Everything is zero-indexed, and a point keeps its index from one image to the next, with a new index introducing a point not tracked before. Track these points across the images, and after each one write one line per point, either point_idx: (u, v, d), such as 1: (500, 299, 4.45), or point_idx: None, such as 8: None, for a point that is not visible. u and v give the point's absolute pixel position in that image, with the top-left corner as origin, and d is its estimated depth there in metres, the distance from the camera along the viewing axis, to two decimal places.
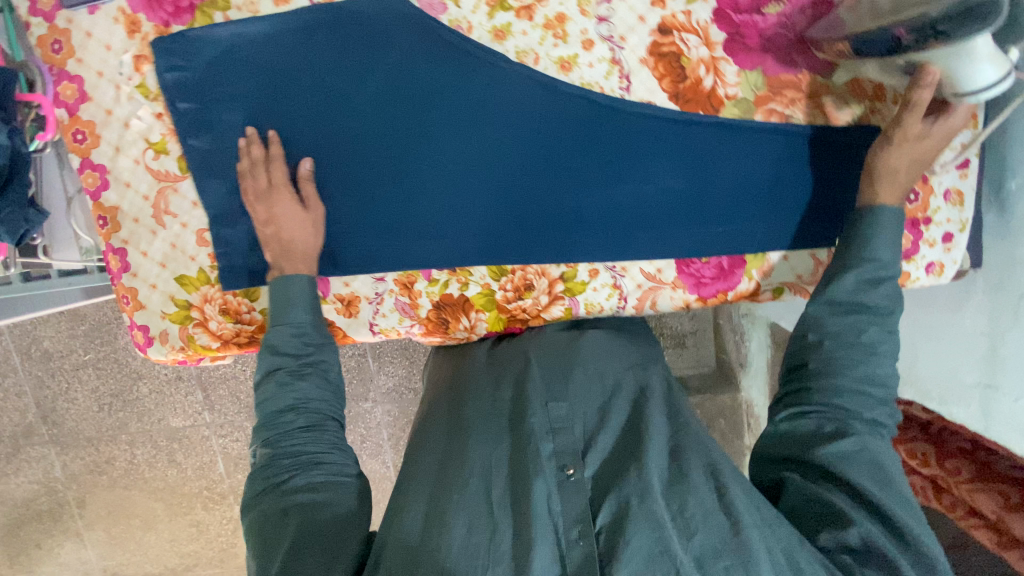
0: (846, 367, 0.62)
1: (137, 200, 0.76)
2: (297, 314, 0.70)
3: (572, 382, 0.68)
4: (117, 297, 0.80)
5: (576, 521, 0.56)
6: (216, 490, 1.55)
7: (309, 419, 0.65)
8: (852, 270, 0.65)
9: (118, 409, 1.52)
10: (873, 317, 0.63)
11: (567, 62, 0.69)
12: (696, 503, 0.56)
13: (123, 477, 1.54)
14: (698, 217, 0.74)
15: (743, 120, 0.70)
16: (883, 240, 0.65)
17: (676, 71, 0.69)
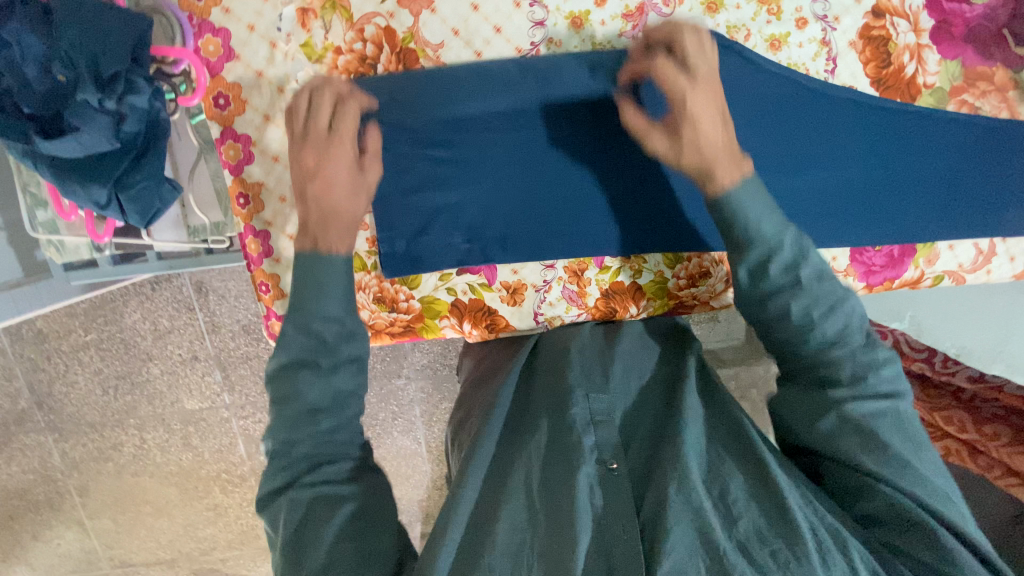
0: (812, 355, 0.58)
1: (286, 176, 0.67)
2: (333, 305, 0.56)
3: (612, 375, 0.66)
4: (253, 284, 0.72)
5: (619, 513, 0.53)
6: (234, 474, 1.38)
7: (325, 396, 0.55)
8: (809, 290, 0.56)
9: (126, 392, 1.34)
10: (837, 307, 0.56)
11: (777, 40, 0.67)
12: (738, 490, 0.55)
13: (132, 463, 1.37)
14: (882, 210, 0.73)
15: (938, 109, 0.70)
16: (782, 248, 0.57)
17: (882, 56, 0.68)
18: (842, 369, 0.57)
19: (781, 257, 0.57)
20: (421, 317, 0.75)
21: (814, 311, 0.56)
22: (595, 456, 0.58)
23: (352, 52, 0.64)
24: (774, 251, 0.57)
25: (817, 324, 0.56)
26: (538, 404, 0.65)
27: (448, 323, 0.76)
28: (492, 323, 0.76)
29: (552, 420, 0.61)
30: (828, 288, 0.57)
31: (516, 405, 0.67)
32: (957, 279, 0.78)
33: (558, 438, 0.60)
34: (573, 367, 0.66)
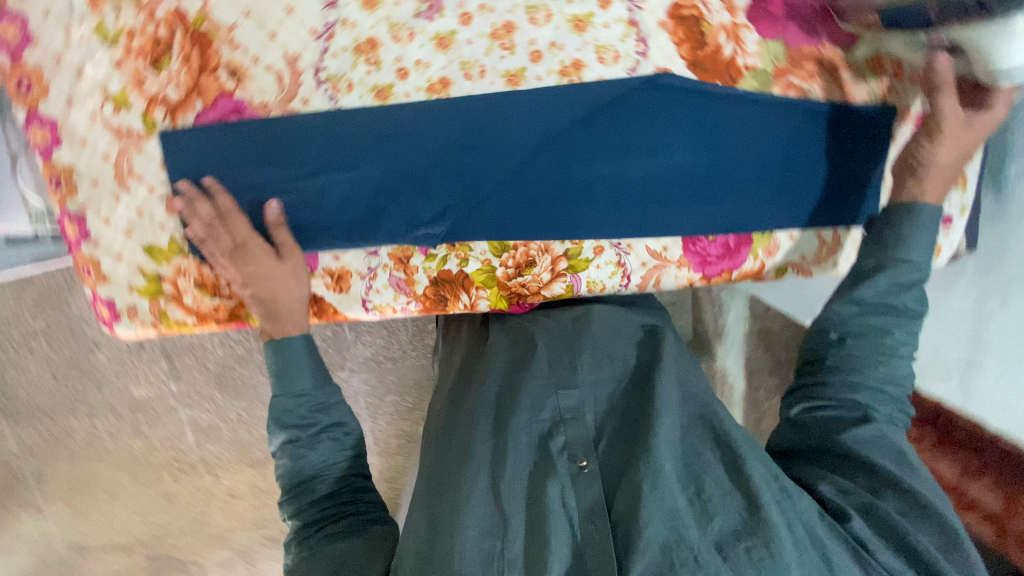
0: (864, 334, 0.63)
1: (96, 159, 0.68)
2: (303, 381, 0.69)
3: (581, 366, 0.66)
4: (77, 268, 0.73)
5: (589, 511, 0.57)
6: (185, 461, 1.41)
7: (332, 484, 0.68)
8: (887, 271, 0.63)
9: (75, 379, 1.34)
10: (897, 273, 0.63)
11: (581, 21, 0.64)
12: (712, 487, 0.57)
13: (85, 448, 1.40)
14: (708, 192, 0.71)
15: (759, 93, 0.67)
16: (920, 237, 0.63)
17: (696, 37, 0.66)
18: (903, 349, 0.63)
19: (881, 280, 0.63)
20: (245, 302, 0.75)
21: (889, 335, 0.63)
22: (567, 456, 0.61)
23: (145, 35, 0.64)
24: (902, 270, 0.63)
25: (890, 329, 0.63)
26: (505, 398, 0.65)
27: None
28: (319, 310, 0.76)
29: (525, 419, 0.62)
30: (913, 295, 0.63)
31: (488, 393, 0.67)
32: (801, 271, 0.76)
33: (533, 438, 0.62)
34: (539, 366, 0.66)
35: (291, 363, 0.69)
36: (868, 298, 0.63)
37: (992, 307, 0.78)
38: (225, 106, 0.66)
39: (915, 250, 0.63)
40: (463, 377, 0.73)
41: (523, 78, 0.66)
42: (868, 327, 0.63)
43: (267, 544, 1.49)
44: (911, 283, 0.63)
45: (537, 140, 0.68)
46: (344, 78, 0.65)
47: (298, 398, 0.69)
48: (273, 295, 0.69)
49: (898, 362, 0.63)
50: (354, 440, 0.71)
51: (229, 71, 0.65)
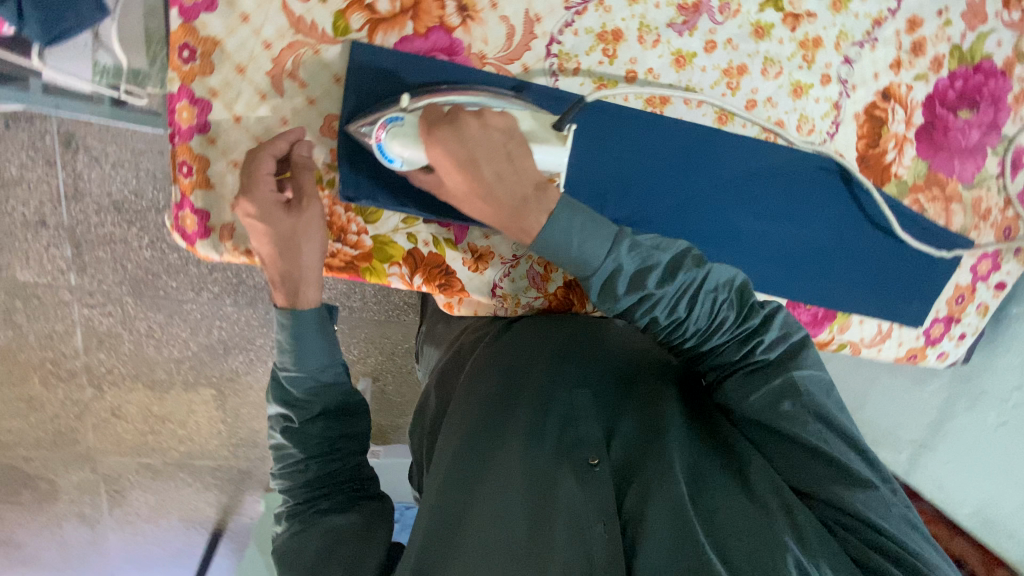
0: (698, 326, 0.54)
1: (252, 43, 0.55)
2: (313, 358, 0.59)
3: (597, 370, 0.61)
4: (173, 161, 0.58)
5: (602, 513, 0.48)
6: (63, 366, 1.18)
7: (324, 464, 0.60)
8: (607, 280, 0.52)
9: None
10: (626, 263, 0.52)
11: (801, 87, 0.67)
12: (716, 491, 0.49)
13: None
14: (824, 270, 0.79)
15: (896, 199, 0.76)
16: (587, 236, 0.50)
17: (874, 136, 0.72)
18: (661, 307, 0.53)
19: (621, 275, 0.52)
20: (366, 257, 0.66)
21: (681, 310, 0.53)
22: (576, 452, 0.53)
23: None
24: (614, 275, 0.52)
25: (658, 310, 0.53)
26: (515, 389, 0.59)
27: (397, 273, 0.67)
28: (445, 284, 0.69)
29: (530, 412, 0.56)
30: (678, 278, 0.52)
31: (510, 385, 0.60)
32: (855, 350, 0.88)
33: (539, 433, 0.54)
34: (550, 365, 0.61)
35: (302, 340, 0.58)
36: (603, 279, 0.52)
37: (958, 407, 0.97)
38: (437, 39, 0.57)
39: (586, 242, 0.50)
40: (480, 368, 0.64)
41: (730, 121, 0.68)
42: (653, 318, 0.53)
43: (142, 473, 1.31)
44: (649, 261, 0.52)
45: (726, 181, 0.71)
46: (574, 58, 0.61)
47: (299, 378, 0.59)
48: (295, 248, 0.57)
49: (691, 312, 0.53)
50: (355, 423, 0.62)
51: (459, 4, 0.56)
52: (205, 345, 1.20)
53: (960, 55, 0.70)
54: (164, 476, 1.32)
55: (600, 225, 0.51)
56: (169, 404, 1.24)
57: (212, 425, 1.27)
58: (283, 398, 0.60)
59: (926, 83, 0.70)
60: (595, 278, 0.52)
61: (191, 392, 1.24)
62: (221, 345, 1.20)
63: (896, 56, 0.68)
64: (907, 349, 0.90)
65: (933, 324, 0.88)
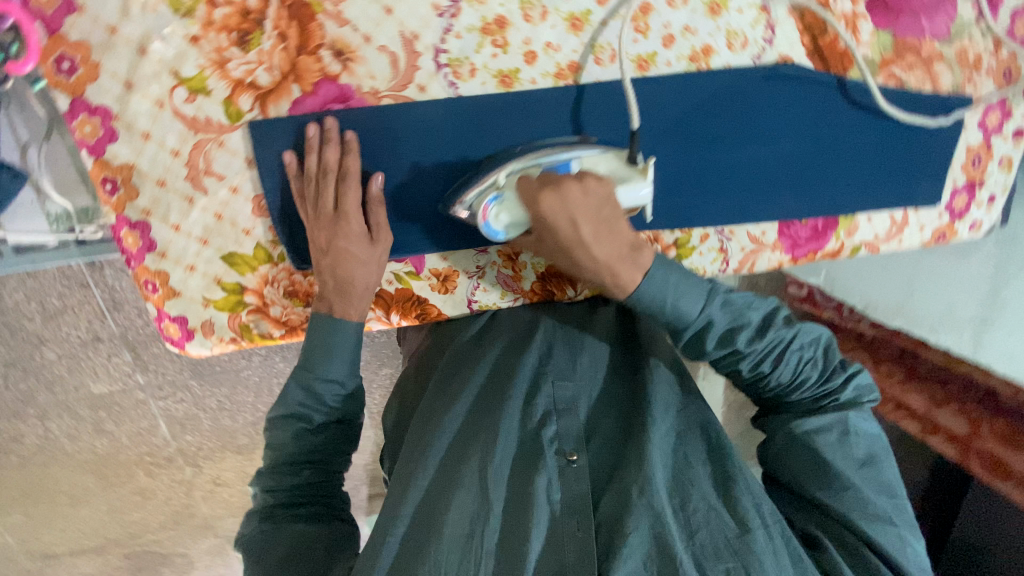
0: (761, 370, 0.59)
1: (162, 157, 0.57)
2: (336, 367, 0.61)
3: (580, 364, 0.65)
4: (138, 283, 0.63)
5: (574, 511, 0.54)
6: (160, 455, 1.19)
7: (315, 476, 0.62)
8: (701, 330, 0.58)
9: (19, 380, 1.09)
10: (750, 328, 0.59)
11: (715, 4, 0.62)
12: (699, 500, 0.55)
13: (37, 454, 1.17)
14: (808, 176, 0.73)
15: (865, 82, 0.70)
16: (698, 291, 0.57)
17: (819, 25, 0.66)
18: (743, 360, 0.59)
19: (711, 333, 0.58)
20: None
21: (766, 365, 0.59)
22: (556, 447, 0.58)
23: (231, 5, 0.53)
24: (704, 329, 0.58)
25: (788, 371, 0.59)
26: (496, 386, 0.63)
27: (374, 316, 0.69)
28: (423, 313, 0.71)
29: (515, 408, 0.60)
30: (770, 336, 0.59)
31: (489, 382, 0.64)
32: (873, 248, 0.81)
33: (520, 428, 0.59)
34: (531, 359, 0.65)
35: (331, 347, 0.60)
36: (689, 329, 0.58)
37: (1011, 271, 0.89)
38: (326, 92, 0.57)
39: (687, 303, 0.57)
40: (453, 362, 0.68)
41: (653, 64, 0.63)
42: (736, 367, 0.60)
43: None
44: (740, 321, 0.59)
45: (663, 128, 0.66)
46: (466, 62, 0.58)
47: (324, 381, 0.61)
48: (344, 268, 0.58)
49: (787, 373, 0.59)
50: (345, 443, 0.65)
51: (335, 51, 0.56)
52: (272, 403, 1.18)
53: None
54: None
55: (693, 287, 0.58)
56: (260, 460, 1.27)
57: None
58: (299, 397, 0.61)
59: None
60: (688, 332, 0.58)
61: None
62: None
63: None
64: (933, 231, 0.82)
65: (954, 197, 0.81)
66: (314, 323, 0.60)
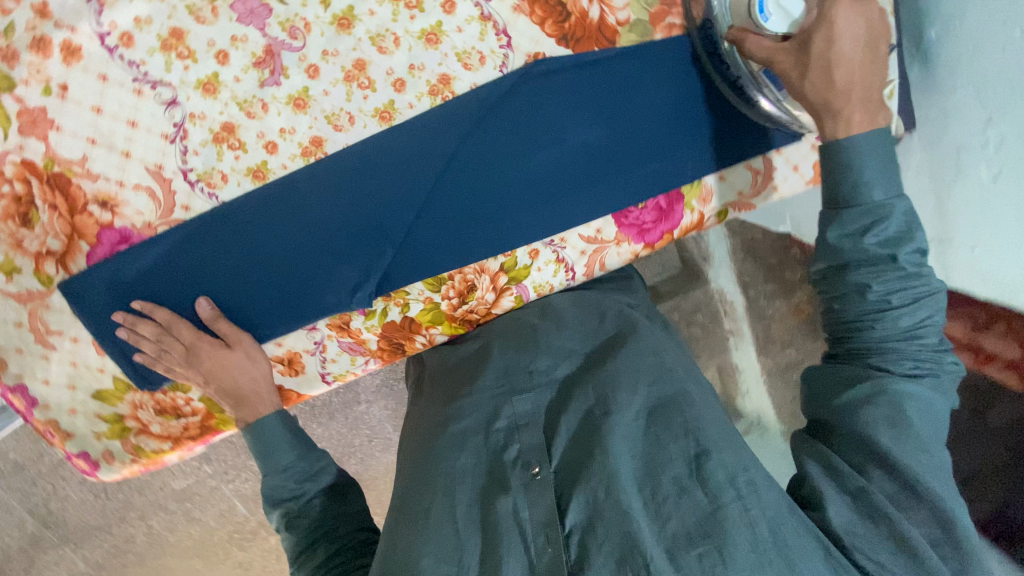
0: (884, 303, 0.52)
1: (12, 330, 0.67)
2: (285, 455, 0.65)
3: (535, 368, 0.61)
4: (39, 433, 0.72)
5: (542, 525, 0.50)
6: (247, 529, 1.24)
7: (329, 548, 0.60)
8: (847, 211, 0.53)
9: (117, 488, 1.20)
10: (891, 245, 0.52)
11: (432, 33, 0.60)
12: (670, 483, 0.49)
13: (143, 555, 1.23)
14: (620, 157, 0.67)
15: (643, 44, 0.64)
16: (875, 169, 0.53)
17: (557, 10, 0.61)
18: (884, 280, 0.52)
19: (881, 223, 0.52)
20: (210, 413, 0.74)
21: (895, 301, 0.52)
22: (519, 464, 0.55)
23: (5, 195, 0.61)
24: (875, 218, 0.52)
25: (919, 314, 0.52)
26: (455, 417, 0.60)
27: None
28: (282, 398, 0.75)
29: (477, 438, 0.57)
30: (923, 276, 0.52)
31: (443, 417, 0.61)
32: (743, 207, 0.72)
33: (485, 457, 0.57)
34: (489, 375, 0.63)
35: (269, 439, 0.66)
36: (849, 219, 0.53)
37: (947, 179, 0.73)
38: (109, 237, 0.63)
39: (867, 190, 0.53)
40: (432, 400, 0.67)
41: (395, 111, 0.62)
42: (865, 286, 0.52)
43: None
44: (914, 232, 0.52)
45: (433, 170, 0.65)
46: (214, 171, 0.62)
47: (287, 468, 0.64)
48: (224, 379, 0.66)
49: (926, 331, 0.52)
50: (335, 508, 0.63)
51: (99, 203, 0.62)
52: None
53: None
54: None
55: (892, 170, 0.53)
56: None
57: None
58: (274, 493, 0.64)
59: None
60: (860, 207, 0.52)
61: None
62: None
63: None
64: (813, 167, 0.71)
65: None
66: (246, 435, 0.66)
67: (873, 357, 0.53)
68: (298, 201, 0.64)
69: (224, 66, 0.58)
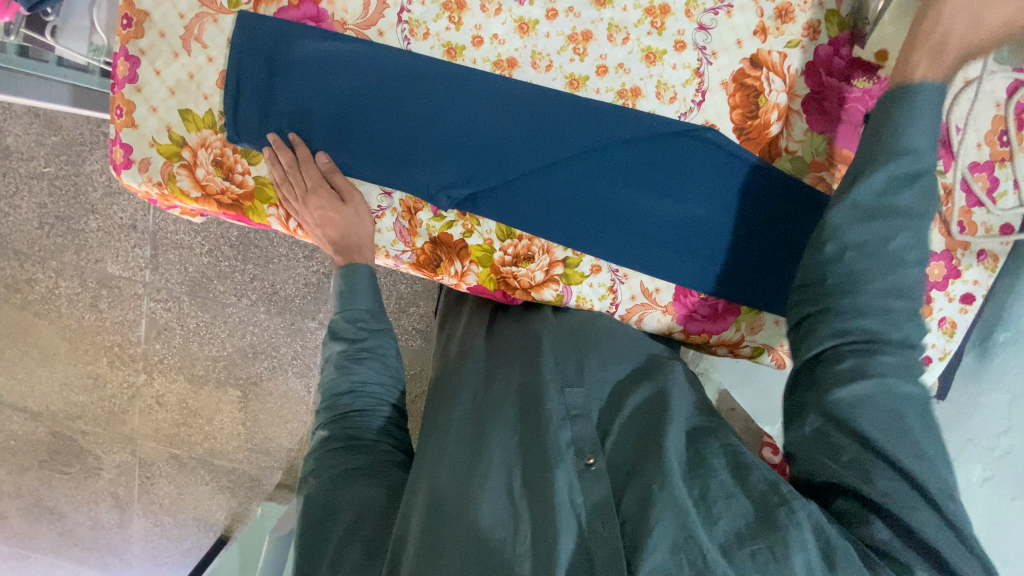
0: (869, 287, 0.50)
1: (172, 14, 0.71)
2: (362, 299, 0.70)
3: (587, 368, 0.64)
4: (111, 106, 0.75)
5: (599, 506, 0.51)
6: (127, 351, 1.46)
7: (365, 403, 0.66)
8: (880, 171, 0.52)
9: (59, 233, 1.43)
10: (903, 220, 0.51)
11: (653, 54, 0.68)
12: (718, 487, 0.51)
13: (37, 302, 1.47)
14: (716, 247, 0.72)
15: (793, 178, 0.69)
16: (917, 125, 0.52)
17: (751, 106, 0.68)
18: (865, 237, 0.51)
19: (875, 192, 0.51)
20: (251, 195, 0.75)
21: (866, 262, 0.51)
22: (575, 451, 0.55)
23: None
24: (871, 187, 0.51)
25: (926, 192, 0.52)
26: (522, 400, 0.62)
27: (275, 214, 0.76)
28: None
29: (532, 418, 0.59)
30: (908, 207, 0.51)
31: (499, 394, 0.64)
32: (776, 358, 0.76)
33: (534, 436, 0.57)
34: (549, 360, 0.65)
35: (355, 284, 0.71)
36: (863, 206, 0.51)
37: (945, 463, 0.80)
38: (308, 10, 0.69)
39: (915, 137, 0.52)
40: (486, 363, 0.69)
41: (584, 85, 0.69)
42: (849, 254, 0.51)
43: (169, 464, 1.50)
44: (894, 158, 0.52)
45: (575, 149, 0.70)
46: (423, 25, 0.69)
47: (362, 347, 0.68)
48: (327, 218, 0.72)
49: (908, 269, 0.51)
50: (386, 395, 0.68)
51: None
52: (238, 348, 1.42)
53: (841, 21, 0.66)
54: (187, 471, 1.50)
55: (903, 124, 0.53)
56: (202, 399, 1.46)
57: (234, 426, 1.46)
58: (332, 385, 0.66)
59: (803, 51, 0.66)
60: (877, 181, 0.52)
61: (220, 391, 1.45)
62: (251, 348, 1.42)
63: (759, 22, 0.66)
64: None
65: None
66: (339, 274, 0.71)
67: (868, 326, 0.50)
68: (465, 92, 0.70)
69: None
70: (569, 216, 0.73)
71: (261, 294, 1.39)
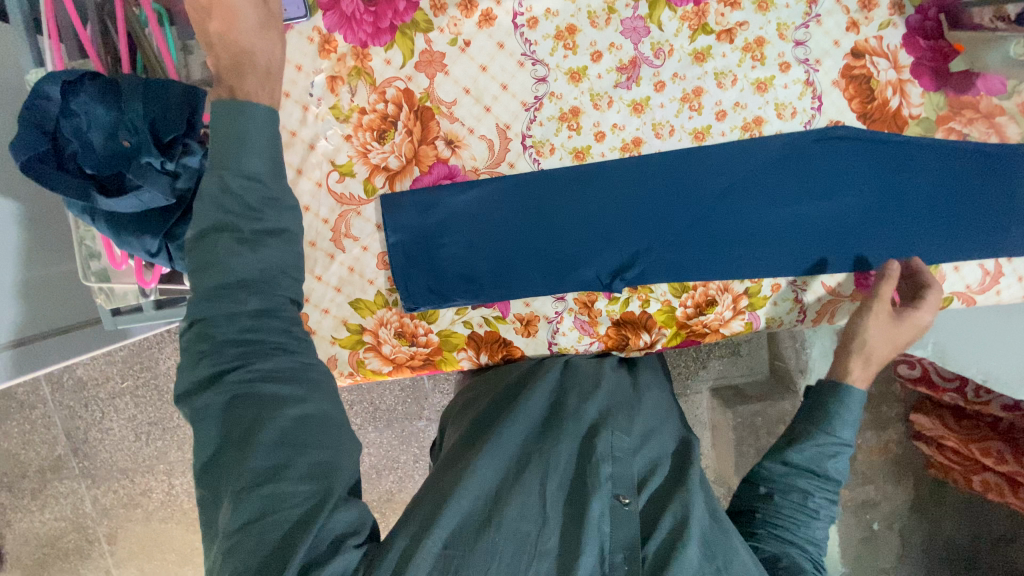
0: (789, 524, 0.63)
1: (316, 223, 0.74)
2: (252, 160, 0.51)
3: (634, 425, 0.68)
4: None
5: (623, 547, 0.56)
6: None
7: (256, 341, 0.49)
8: (814, 440, 0.67)
9: (159, 437, 1.26)
10: (823, 484, 0.66)
11: (763, 83, 0.71)
12: (737, 564, 0.57)
13: (160, 509, 1.28)
14: (875, 227, 0.75)
15: (926, 138, 0.73)
16: (845, 420, 0.68)
17: (866, 92, 0.72)
18: (797, 480, 0.65)
19: (800, 446, 0.67)
20: (439, 349, 0.78)
21: (791, 496, 0.65)
22: (612, 488, 0.59)
23: (375, 112, 0.71)
24: (793, 441, 0.67)
25: (844, 466, 0.67)
26: (577, 420, 0.66)
27: (466, 355, 0.79)
28: (508, 354, 0.79)
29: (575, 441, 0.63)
30: (832, 462, 0.67)
31: (551, 413, 0.67)
32: (967, 300, 0.78)
33: (578, 461, 0.62)
34: (596, 397, 0.69)
35: (245, 135, 0.51)
36: (797, 464, 0.66)
37: None
38: (441, 172, 0.73)
39: (841, 429, 0.67)
40: (512, 390, 0.72)
41: (709, 134, 0.73)
42: (774, 491, 0.65)
43: None
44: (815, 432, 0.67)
45: (720, 189, 0.74)
46: (547, 142, 0.72)
47: (257, 225, 0.50)
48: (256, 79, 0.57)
49: (820, 524, 0.65)
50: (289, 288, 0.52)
51: (446, 140, 0.72)
52: None
53: None
54: None
55: (839, 406, 0.68)
56: None
57: None
58: (211, 278, 0.49)
59: (896, 27, 0.71)
60: (807, 439, 0.67)
61: None
62: (374, 469, 1.25)
63: (848, 19, 0.71)
64: None
65: None
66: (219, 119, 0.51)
67: (770, 538, 0.63)
68: (603, 182, 0.73)
69: (594, 63, 0.71)
70: (736, 251, 0.75)
71: (365, 414, 1.24)
